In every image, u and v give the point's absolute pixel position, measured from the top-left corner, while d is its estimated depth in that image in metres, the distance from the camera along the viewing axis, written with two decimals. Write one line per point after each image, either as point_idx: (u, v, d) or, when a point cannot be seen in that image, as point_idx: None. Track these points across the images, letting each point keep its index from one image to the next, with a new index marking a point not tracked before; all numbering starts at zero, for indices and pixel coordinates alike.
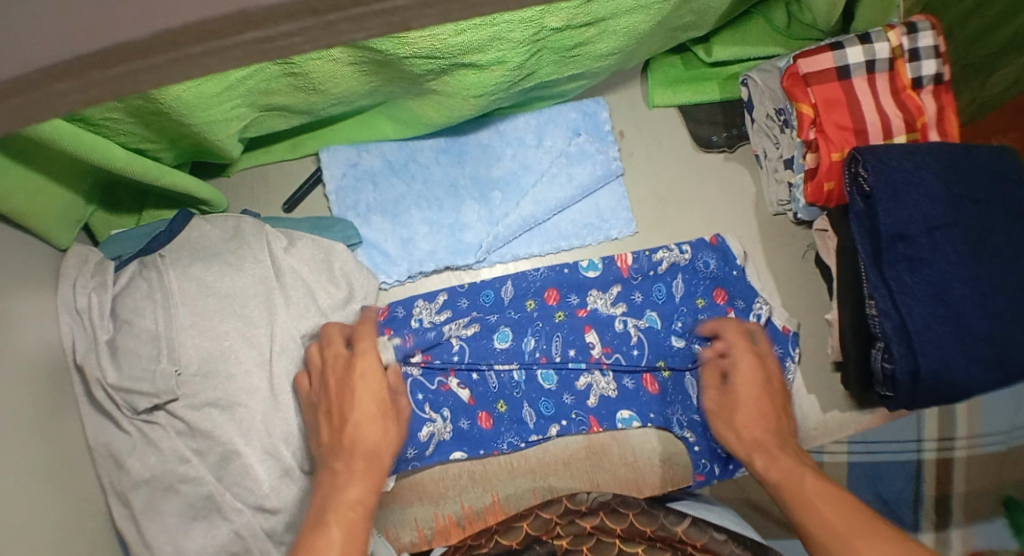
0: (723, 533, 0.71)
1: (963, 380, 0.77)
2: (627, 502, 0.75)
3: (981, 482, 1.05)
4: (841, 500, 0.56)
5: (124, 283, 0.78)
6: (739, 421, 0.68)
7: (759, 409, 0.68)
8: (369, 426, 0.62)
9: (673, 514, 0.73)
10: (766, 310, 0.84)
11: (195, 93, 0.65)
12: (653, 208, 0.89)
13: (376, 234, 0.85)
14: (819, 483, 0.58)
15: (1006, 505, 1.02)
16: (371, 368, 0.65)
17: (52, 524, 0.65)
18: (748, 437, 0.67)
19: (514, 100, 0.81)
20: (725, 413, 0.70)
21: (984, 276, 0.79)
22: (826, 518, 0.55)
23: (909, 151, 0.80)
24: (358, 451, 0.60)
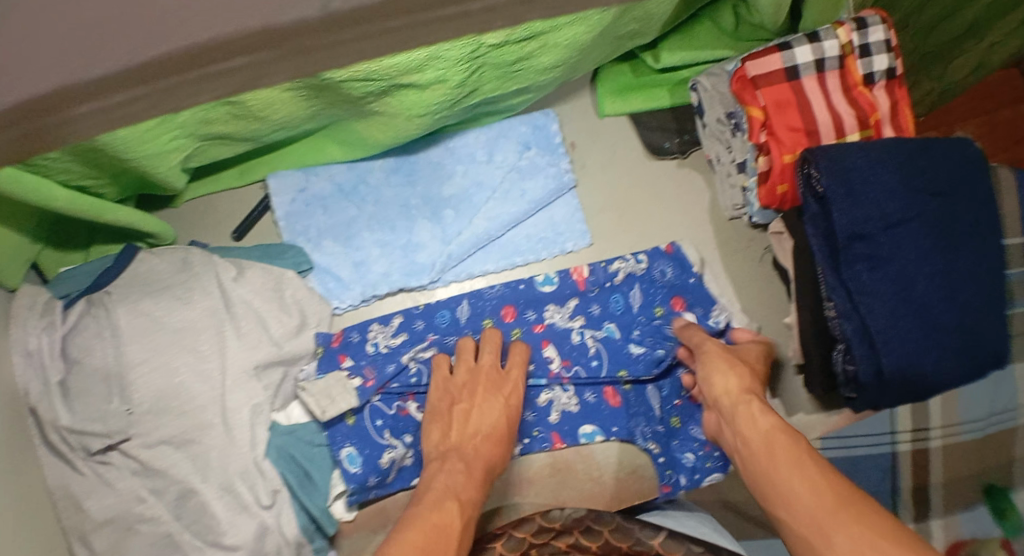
0: (700, 546, 0.68)
1: (932, 374, 0.77)
2: (602, 517, 0.71)
3: (960, 469, 1.04)
4: (814, 469, 0.57)
5: (73, 321, 0.77)
6: (725, 376, 0.71)
7: (745, 374, 0.71)
8: (490, 444, 0.69)
9: (649, 527, 0.70)
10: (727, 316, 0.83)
11: (129, 129, 0.64)
12: (609, 218, 0.88)
13: (328, 259, 0.84)
14: (793, 443, 0.60)
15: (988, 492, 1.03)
16: (514, 397, 0.74)
17: None
18: (729, 389, 0.70)
19: (461, 117, 0.79)
20: (713, 365, 0.73)
21: (944, 270, 0.79)
22: (796, 485, 0.56)
23: (864, 149, 0.78)
24: (475, 462, 0.67)
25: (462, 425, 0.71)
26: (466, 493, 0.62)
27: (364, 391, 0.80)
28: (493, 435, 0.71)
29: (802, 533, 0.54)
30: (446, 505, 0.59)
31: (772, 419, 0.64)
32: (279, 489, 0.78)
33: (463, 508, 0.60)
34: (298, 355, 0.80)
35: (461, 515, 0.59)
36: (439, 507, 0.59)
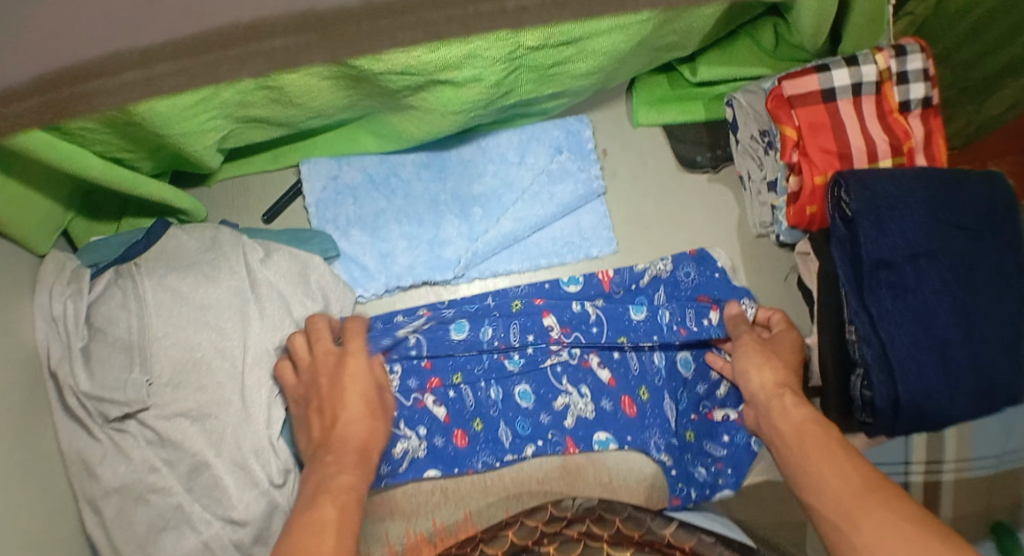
0: (711, 536, 0.71)
1: (945, 409, 0.77)
2: (612, 508, 0.75)
3: (969, 505, 1.04)
4: (843, 465, 0.59)
5: (99, 290, 0.78)
6: (759, 372, 0.75)
7: (777, 368, 0.74)
8: (357, 426, 0.67)
9: (660, 518, 0.74)
10: (753, 312, 0.84)
11: (169, 105, 0.65)
12: (635, 229, 0.88)
13: (355, 248, 0.84)
14: (824, 435, 0.63)
15: (995, 530, 1.00)
16: (358, 371, 0.70)
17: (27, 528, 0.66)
18: (762, 385, 0.74)
19: (495, 117, 0.80)
20: (755, 357, 0.76)
21: (966, 307, 0.78)
22: (829, 476, 0.59)
23: (895, 177, 0.79)
24: (346, 448, 0.65)
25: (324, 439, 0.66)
26: (339, 481, 0.61)
27: None
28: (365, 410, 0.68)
29: (837, 519, 0.55)
30: (317, 504, 0.57)
31: (803, 411, 0.67)
32: (290, 469, 0.79)
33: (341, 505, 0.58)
34: None
35: (338, 507, 0.57)
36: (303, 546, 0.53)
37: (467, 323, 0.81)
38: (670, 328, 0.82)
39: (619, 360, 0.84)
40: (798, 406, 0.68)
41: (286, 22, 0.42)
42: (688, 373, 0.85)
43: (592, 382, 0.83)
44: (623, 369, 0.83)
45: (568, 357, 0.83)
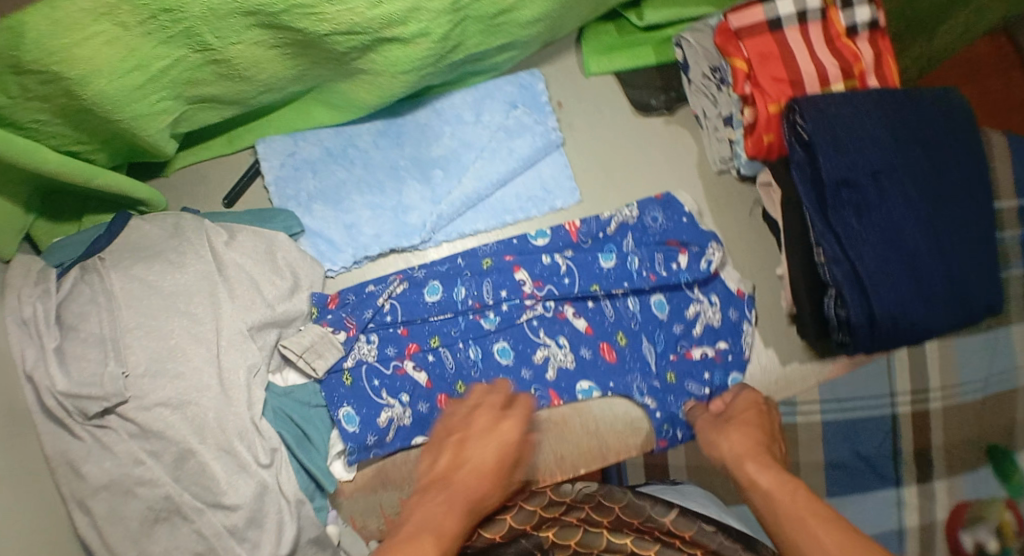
0: (711, 524, 0.70)
1: (922, 320, 0.79)
2: (612, 494, 0.73)
3: (962, 432, 1.04)
4: (813, 521, 0.54)
5: (67, 289, 0.77)
6: (724, 440, 0.71)
7: (739, 438, 0.70)
8: (477, 480, 0.64)
9: (661, 505, 0.72)
10: (718, 256, 0.86)
11: (118, 87, 0.66)
12: (597, 177, 0.89)
13: (320, 223, 0.84)
14: (792, 499, 0.58)
15: (992, 454, 1.03)
16: (509, 437, 0.68)
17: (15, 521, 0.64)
18: (731, 453, 0.69)
19: (448, 77, 0.80)
20: (711, 435, 0.73)
21: (933, 219, 0.79)
22: (803, 540, 0.54)
23: (848, 99, 0.79)
24: (460, 497, 0.62)
25: (449, 482, 0.64)
26: (443, 527, 0.59)
27: (350, 338, 0.81)
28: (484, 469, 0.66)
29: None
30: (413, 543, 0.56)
31: (770, 475, 0.62)
32: (277, 448, 0.78)
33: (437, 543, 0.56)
34: (292, 317, 0.81)
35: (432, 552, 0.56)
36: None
37: (440, 284, 0.83)
38: (640, 274, 0.84)
39: (594, 309, 0.84)
40: (762, 471, 0.63)
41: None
42: (665, 315, 0.85)
43: (569, 331, 0.83)
44: (598, 317, 0.84)
45: (544, 311, 0.83)
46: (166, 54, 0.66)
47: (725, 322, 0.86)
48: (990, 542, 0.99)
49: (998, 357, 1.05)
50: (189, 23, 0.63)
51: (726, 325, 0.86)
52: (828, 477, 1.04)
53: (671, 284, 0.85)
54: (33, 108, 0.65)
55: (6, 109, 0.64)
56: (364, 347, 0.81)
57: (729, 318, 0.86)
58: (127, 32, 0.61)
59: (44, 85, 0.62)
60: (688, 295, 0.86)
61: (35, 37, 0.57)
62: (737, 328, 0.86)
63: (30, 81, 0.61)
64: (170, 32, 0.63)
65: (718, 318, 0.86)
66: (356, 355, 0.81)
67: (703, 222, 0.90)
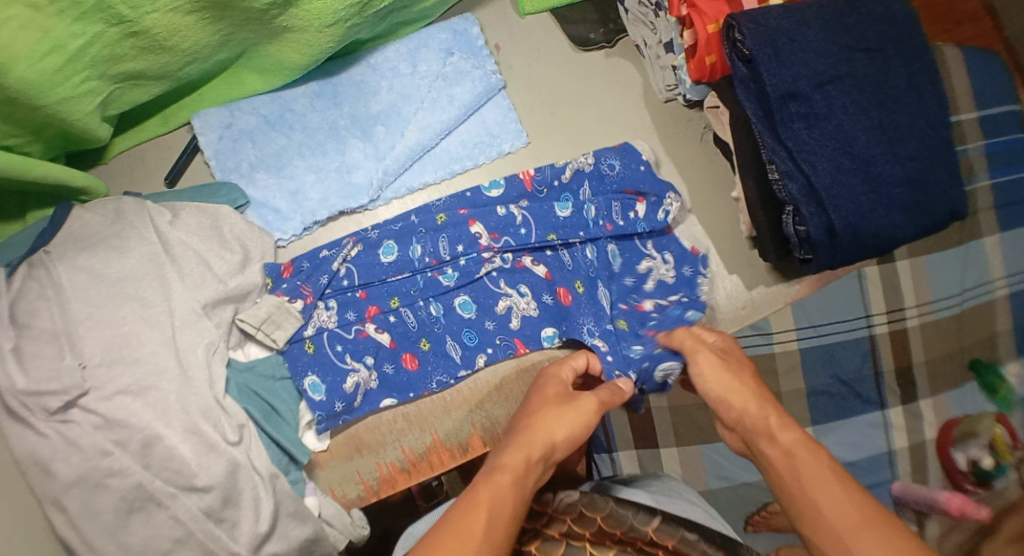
0: (695, 533, 0.66)
1: (884, 229, 0.77)
2: (592, 503, 0.68)
3: (942, 348, 1.02)
4: (837, 487, 0.55)
5: (16, 288, 0.73)
6: (739, 390, 0.66)
7: (755, 388, 0.66)
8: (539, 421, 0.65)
9: (643, 513, 0.67)
10: (677, 206, 0.84)
11: (38, 72, 0.64)
12: (541, 117, 0.87)
13: (264, 193, 0.83)
14: (816, 460, 0.57)
15: (975, 368, 1.01)
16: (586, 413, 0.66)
17: None
18: (743, 408, 0.65)
19: (376, 27, 0.79)
20: (725, 379, 0.68)
21: (882, 124, 0.78)
22: (828, 505, 0.54)
23: (787, 11, 0.78)
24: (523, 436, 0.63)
25: (533, 426, 0.64)
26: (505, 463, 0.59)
27: (306, 307, 0.79)
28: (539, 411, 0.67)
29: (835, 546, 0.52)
30: (493, 479, 0.57)
31: (793, 434, 0.60)
32: (244, 424, 0.76)
33: (514, 480, 0.57)
34: (245, 290, 0.79)
35: (494, 485, 0.56)
36: (470, 510, 0.53)
37: (395, 244, 0.81)
38: (597, 223, 0.82)
39: (552, 257, 0.82)
40: (786, 427, 0.61)
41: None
42: (618, 267, 0.83)
43: (530, 280, 0.81)
44: (557, 262, 0.82)
45: (503, 262, 0.81)
46: (81, 31, 0.64)
47: (680, 280, 0.84)
48: (984, 458, 0.95)
49: (970, 267, 1.03)
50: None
51: (681, 281, 0.84)
52: (813, 406, 1.00)
53: (627, 233, 0.83)
54: None
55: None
56: (323, 313, 0.80)
57: (683, 274, 0.84)
58: (38, 12, 0.60)
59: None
60: (640, 248, 0.85)
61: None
62: (690, 283, 0.84)
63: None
64: (81, 7, 0.61)
65: (672, 274, 0.84)
66: (316, 323, 0.79)
67: (663, 172, 0.89)
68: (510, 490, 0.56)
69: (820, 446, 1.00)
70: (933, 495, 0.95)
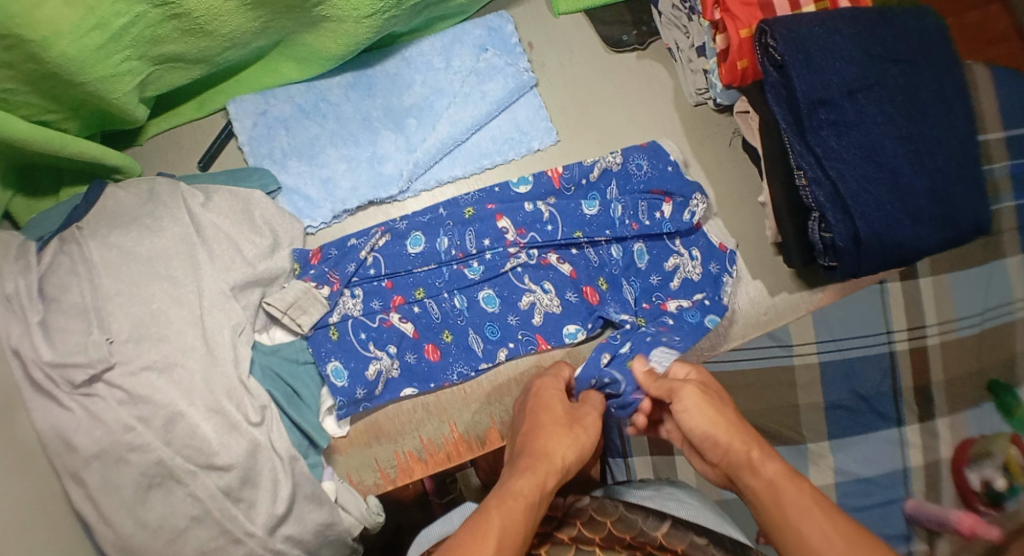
0: (705, 537, 0.64)
1: (908, 238, 0.77)
2: (603, 507, 0.68)
3: (961, 366, 1.01)
4: (818, 513, 0.53)
5: (48, 261, 0.75)
6: (716, 423, 0.63)
7: (733, 418, 0.64)
8: (557, 438, 0.63)
9: (652, 517, 0.66)
10: (702, 207, 0.84)
11: (79, 48, 0.65)
12: (572, 116, 0.88)
13: (295, 180, 0.84)
14: (801, 491, 0.55)
15: (993, 389, 0.99)
16: (587, 434, 0.66)
17: (9, 499, 0.61)
18: (728, 438, 0.62)
19: (414, 21, 0.80)
20: (703, 411, 0.64)
21: (910, 133, 0.78)
22: (815, 537, 0.52)
23: (819, 18, 0.78)
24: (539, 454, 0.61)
25: (543, 448, 0.62)
26: (519, 488, 0.57)
27: (331, 293, 0.79)
28: (556, 426, 0.65)
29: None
30: (504, 503, 0.54)
31: (776, 465, 0.58)
32: (267, 405, 0.77)
33: (526, 505, 0.55)
34: (274, 274, 0.80)
35: (505, 509, 0.54)
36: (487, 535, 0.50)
37: (422, 235, 0.82)
38: (623, 222, 0.83)
39: (578, 255, 0.83)
40: (768, 459, 0.59)
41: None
42: (644, 264, 0.84)
43: (555, 277, 0.82)
44: (581, 261, 0.83)
45: (528, 258, 0.82)
46: (124, 10, 0.65)
47: (709, 275, 0.85)
48: (997, 479, 0.94)
49: (992, 286, 1.02)
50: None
51: (707, 280, 0.85)
52: (831, 419, 1.00)
53: (653, 233, 0.84)
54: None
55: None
56: (350, 301, 0.80)
57: (710, 271, 0.85)
58: None
59: (6, 49, 0.61)
60: (669, 246, 0.85)
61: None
62: (717, 281, 0.85)
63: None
64: None
65: (701, 271, 0.85)
66: (341, 310, 0.80)
67: (690, 172, 0.90)
68: (526, 513, 0.54)
69: (836, 459, 0.99)
70: (946, 513, 0.95)
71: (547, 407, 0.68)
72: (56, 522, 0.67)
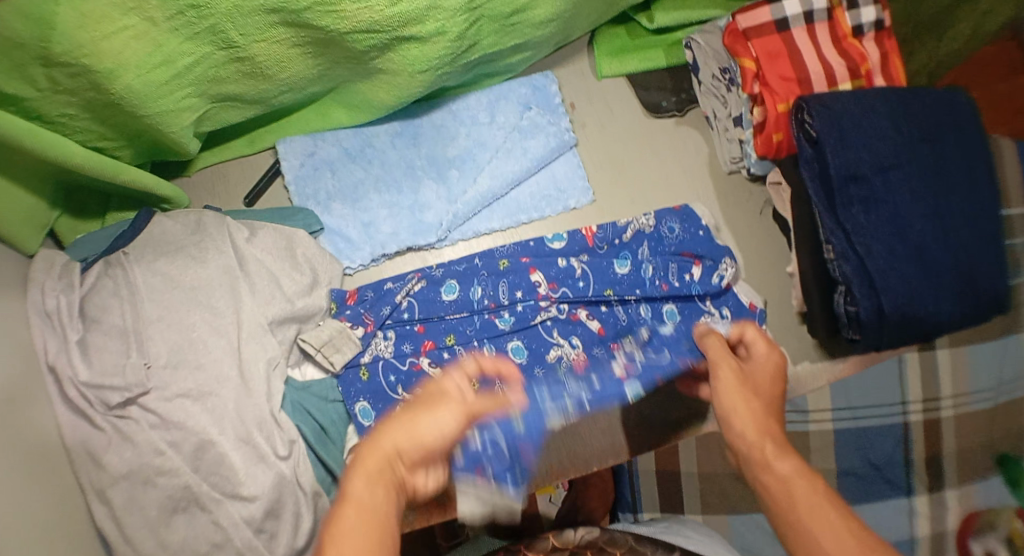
0: None
1: (931, 313, 0.79)
2: (613, 539, 0.69)
3: (974, 438, 1.02)
4: (831, 513, 0.51)
5: (91, 283, 0.77)
6: (745, 419, 0.62)
7: (760, 411, 0.63)
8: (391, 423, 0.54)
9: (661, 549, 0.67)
10: (731, 271, 0.86)
11: (144, 82, 0.67)
12: (609, 175, 0.91)
13: (338, 221, 0.87)
14: (813, 491, 0.53)
15: (1002, 462, 1.00)
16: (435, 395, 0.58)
17: (33, 513, 0.64)
18: (753, 434, 0.61)
19: (465, 77, 0.83)
20: (734, 404, 0.64)
21: (941, 212, 0.80)
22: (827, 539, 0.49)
23: (855, 97, 0.80)
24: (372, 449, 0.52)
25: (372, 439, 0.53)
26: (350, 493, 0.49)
27: (364, 334, 0.83)
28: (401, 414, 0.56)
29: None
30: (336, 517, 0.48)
31: (791, 463, 0.56)
32: (295, 440, 0.79)
33: (356, 511, 0.48)
34: (311, 312, 0.82)
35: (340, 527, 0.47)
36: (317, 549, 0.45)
37: (457, 283, 0.84)
38: (653, 282, 0.85)
39: (607, 312, 0.85)
40: (783, 457, 0.57)
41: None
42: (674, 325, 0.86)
43: (582, 333, 0.84)
44: (610, 319, 0.85)
45: (558, 312, 0.84)
46: (192, 48, 0.67)
47: None
48: None
49: (1010, 360, 1.03)
50: (214, 20, 0.64)
51: None
52: (842, 485, 1.01)
53: (682, 294, 0.86)
54: (60, 103, 0.67)
55: (34, 102, 0.65)
56: (382, 343, 0.83)
57: None
58: (154, 27, 0.63)
59: (72, 78, 0.63)
60: (700, 307, 0.86)
61: (64, 29, 0.58)
62: None
63: (58, 75, 0.62)
64: (196, 27, 0.64)
65: None
66: (373, 351, 0.83)
67: (720, 237, 0.92)
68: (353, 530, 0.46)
69: None
70: None
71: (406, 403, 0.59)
72: (78, 537, 0.70)
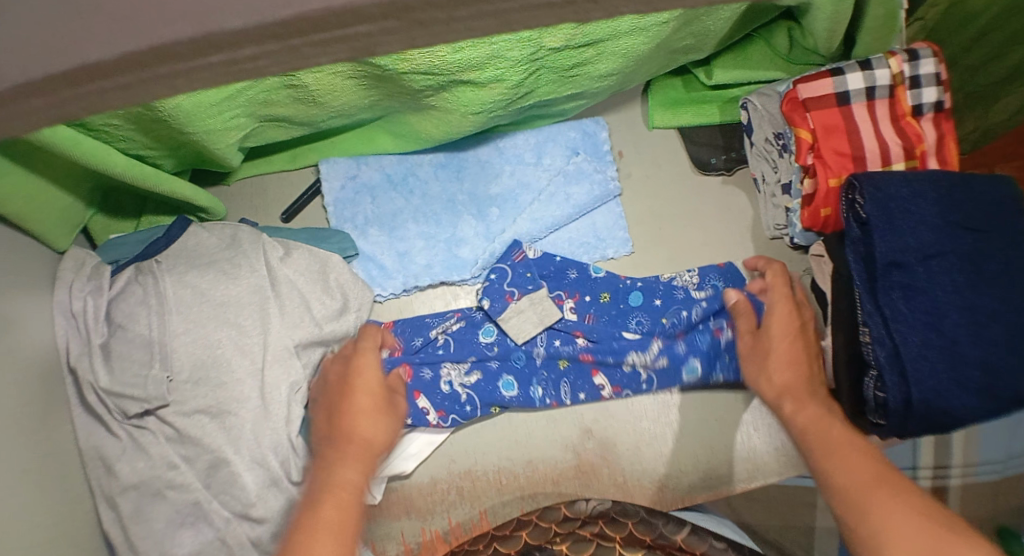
0: (723, 541, 0.68)
1: (955, 409, 0.75)
2: (625, 509, 0.73)
3: (976, 512, 1.00)
4: (859, 457, 0.57)
5: (120, 288, 0.76)
6: (767, 373, 0.72)
7: (788, 359, 0.71)
8: (372, 426, 0.66)
9: (672, 522, 0.71)
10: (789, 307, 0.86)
11: (194, 103, 0.64)
12: (648, 229, 0.93)
13: (372, 248, 0.88)
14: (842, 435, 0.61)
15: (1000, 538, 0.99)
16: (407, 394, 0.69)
17: (39, 524, 0.62)
18: (781, 383, 0.70)
19: (515, 118, 0.81)
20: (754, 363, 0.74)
21: (977, 307, 0.77)
22: (841, 472, 0.56)
23: (908, 179, 0.78)
24: (364, 451, 0.63)
25: (343, 427, 0.65)
26: (346, 479, 0.58)
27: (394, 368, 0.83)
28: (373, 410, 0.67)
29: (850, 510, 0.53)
30: (335, 494, 0.57)
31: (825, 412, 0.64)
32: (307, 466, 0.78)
33: (354, 492, 0.58)
34: (337, 337, 0.82)
35: (342, 506, 0.56)
36: (318, 503, 0.55)
37: (495, 327, 0.86)
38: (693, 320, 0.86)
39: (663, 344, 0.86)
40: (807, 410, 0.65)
41: (261, 28, 0.31)
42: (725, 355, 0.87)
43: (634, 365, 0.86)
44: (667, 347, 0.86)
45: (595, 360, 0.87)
46: None
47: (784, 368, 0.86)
48: None
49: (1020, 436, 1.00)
50: None
51: None
52: None
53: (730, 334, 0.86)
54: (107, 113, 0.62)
55: None
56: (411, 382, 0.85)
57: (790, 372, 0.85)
58: None
59: None
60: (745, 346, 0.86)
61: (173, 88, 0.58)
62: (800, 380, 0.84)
63: None
64: None
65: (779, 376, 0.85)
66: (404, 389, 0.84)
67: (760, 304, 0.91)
68: (345, 505, 0.56)
69: None
70: None
71: (362, 387, 0.69)
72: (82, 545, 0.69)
